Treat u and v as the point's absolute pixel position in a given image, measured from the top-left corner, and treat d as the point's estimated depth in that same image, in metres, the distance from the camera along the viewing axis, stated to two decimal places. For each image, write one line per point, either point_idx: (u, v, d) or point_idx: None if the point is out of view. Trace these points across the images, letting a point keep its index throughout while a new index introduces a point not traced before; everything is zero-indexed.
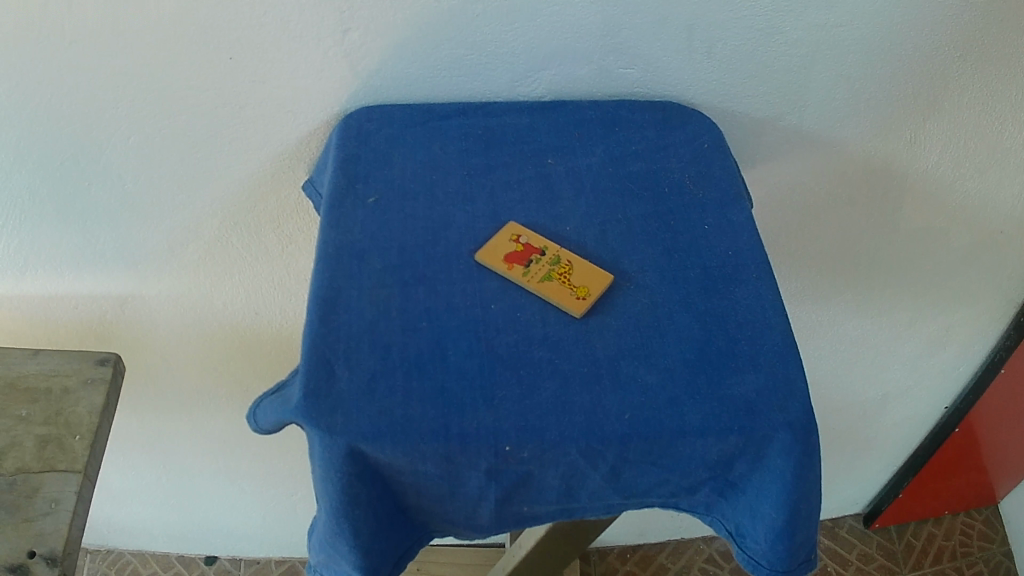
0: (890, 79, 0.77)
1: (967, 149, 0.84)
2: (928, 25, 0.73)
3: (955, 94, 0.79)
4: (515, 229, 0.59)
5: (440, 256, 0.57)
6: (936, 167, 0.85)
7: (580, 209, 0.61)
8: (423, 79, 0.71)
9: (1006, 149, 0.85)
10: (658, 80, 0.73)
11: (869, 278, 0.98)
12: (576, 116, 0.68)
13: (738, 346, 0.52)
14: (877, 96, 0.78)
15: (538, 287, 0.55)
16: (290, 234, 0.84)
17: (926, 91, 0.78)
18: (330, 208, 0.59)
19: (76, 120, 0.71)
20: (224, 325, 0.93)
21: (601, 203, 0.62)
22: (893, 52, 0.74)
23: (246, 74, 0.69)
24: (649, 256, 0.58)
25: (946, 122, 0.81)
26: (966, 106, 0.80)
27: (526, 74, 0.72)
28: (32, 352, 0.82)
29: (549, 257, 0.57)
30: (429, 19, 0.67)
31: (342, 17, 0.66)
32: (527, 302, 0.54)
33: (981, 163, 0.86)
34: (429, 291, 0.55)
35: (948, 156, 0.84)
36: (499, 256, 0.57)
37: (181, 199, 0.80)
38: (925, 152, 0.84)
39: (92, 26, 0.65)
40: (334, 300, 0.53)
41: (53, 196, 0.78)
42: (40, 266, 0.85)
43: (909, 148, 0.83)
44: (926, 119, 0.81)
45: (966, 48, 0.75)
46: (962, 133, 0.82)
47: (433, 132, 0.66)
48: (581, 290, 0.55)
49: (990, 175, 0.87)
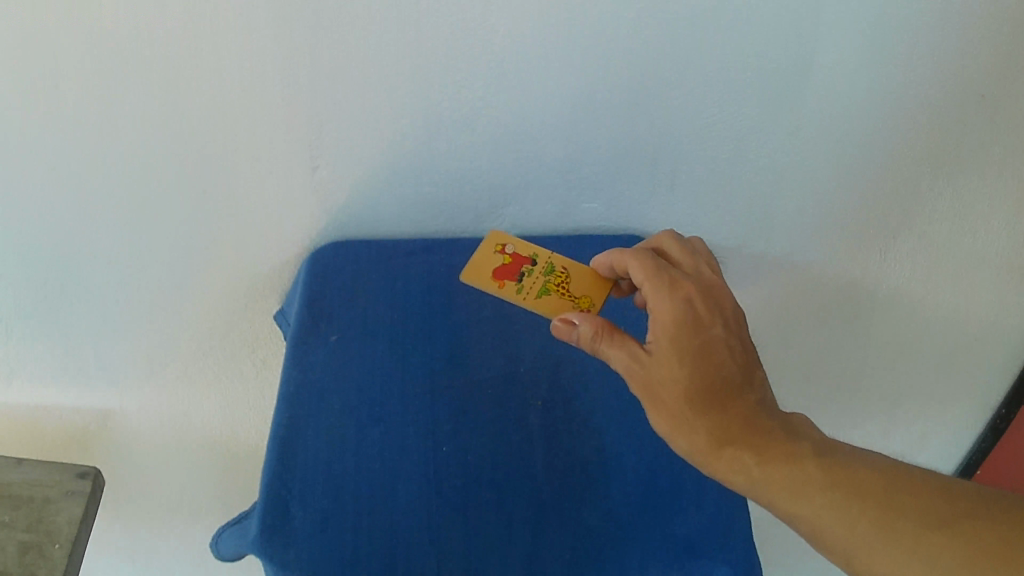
0: (843, 204, 0.80)
1: (911, 276, 0.87)
2: (882, 172, 0.77)
3: (908, 215, 0.81)
4: (501, 238, 0.69)
5: (398, 397, 0.63)
6: (906, 279, 0.87)
7: (537, 352, 0.67)
8: (391, 217, 0.77)
9: (977, 259, 0.86)
10: (609, 212, 0.79)
11: (833, 392, 1.01)
12: (537, 254, 0.74)
13: (662, 479, 0.62)
14: (833, 230, 0.82)
15: (493, 430, 0.62)
16: (265, 360, 0.88)
17: (884, 213, 0.81)
18: (295, 344, 0.65)
19: (53, 251, 0.74)
20: (201, 439, 0.95)
21: (558, 346, 0.68)
22: (847, 179, 0.78)
23: (217, 211, 0.73)
24: (593, 398, 0.66)
25: (912, 238, 0.83)
26: (921, 226, 0.82)
27: (494, 209, 0.77)
28: (16, 462, 0.84)
29: (536, 267, 0.68)
30: (400, 165, 0.71)
31: (309, 158, 0.70)
32: (476, 441, 0.62)
33: (951, 275, 0.87)
34: (387, 430, 0.61)
35: (896, 282, 0.87)
36: (491, 272, 0.67)
37: (161, 327, 0.83)
38: (888, 267, 0.86)
39: (76, 164, 0.67)
40: (292, 439, 0.59)
41: (31, 319, 0.81)
42: (23, 382, 0.87)
43: (879, 261, 0.85)
44: (891, 233, 0.83)
45: (921, 171, 0.77)
46: (929, 246, 0.84)
47: (397, 268, 0.70)
48: (584, 301, 0.66)
49: (938, 304, 0.90)
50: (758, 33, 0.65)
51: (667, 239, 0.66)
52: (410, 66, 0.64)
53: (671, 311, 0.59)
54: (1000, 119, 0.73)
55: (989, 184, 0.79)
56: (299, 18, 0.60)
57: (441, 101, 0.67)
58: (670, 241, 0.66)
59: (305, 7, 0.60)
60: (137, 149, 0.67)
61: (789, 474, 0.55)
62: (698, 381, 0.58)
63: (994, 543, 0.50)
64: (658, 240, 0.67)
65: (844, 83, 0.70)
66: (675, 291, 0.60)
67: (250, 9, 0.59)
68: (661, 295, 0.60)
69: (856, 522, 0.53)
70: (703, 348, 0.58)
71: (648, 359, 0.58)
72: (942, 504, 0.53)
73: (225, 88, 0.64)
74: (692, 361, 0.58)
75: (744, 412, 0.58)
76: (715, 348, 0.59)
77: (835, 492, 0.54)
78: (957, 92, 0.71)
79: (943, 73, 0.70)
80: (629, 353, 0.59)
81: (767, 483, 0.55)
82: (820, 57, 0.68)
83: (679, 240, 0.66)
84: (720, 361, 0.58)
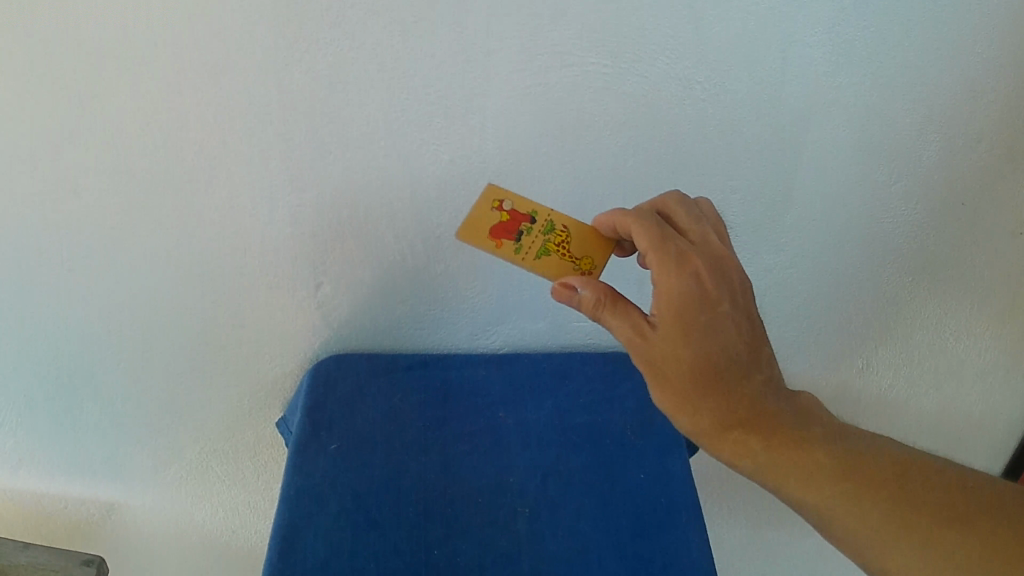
0: (791, 305, 0.94)
1: (865, 367, 1.02)
2: (829, 276, 0.92)
3: (857, 320, 0.97)
4: (500, 195, 0.72)
5: (393, 501, 0.71)
6: (891, 388, 1.04)
7: (524, 460, 0.77)
8: (391, 333, 0.87)
9: (956, 365, 1.02)
10: (586, 330, 0.90)
11: None
12: (520, 368, 0.86)
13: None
14: (785, 334, 0.97)
15: (482, 535, 0.69)
16: (265, 465, 0.95)
17: (849, 324, 0.97)
18: (298, 450, 0.75)
19: (72, 340, 0.81)
20: (200, 538, 1.00)
21: (545, 454, 0.78)
22: (794, 288, 0.92)
23: (227, 316, 0.82)
24: (566, 501, 0.73)
25: (892, 349, 1.00)
26: (879, 331, 0.98)
27: (489, 326, 0.88)
28: (22, 544, 0.86)
29: (534, 225, 0.70)
30: (409, 289, 0.83)
31: (316, 273, 0.80)
32: (465, 545, 0.68)
33: (931, 384, 1.04)
34: (382, 530, 0.69)
35: (845, 373, 1.02)
36: (490, 232, 0.70)
37: (168, 425, 0.90)
38: (863, 368, 1.02)
39: (121, 263, 0.76)
40: (292, 535, 0.67)
41: (43, 409, 0.86)
42: (32, 472, 0.91)
43: (861, 370, 1.02)
44: (870, 343, 0.99)
45: (864, 284, 0.93)
46: (911, 356, 1.01)
47: (399, 382, 0.83)
48: (584, 261, 0.68)
49: (885, 392, 1.05)
50: (720, 159, 0.80)
51: (672, 200, 0.67)
52: (423, 200, 0.76)
53: (676, 286, 0.60)
54: (942, 242, 0.90)
55: (942, 305, 0.96)
56: (320, 149, 0.72)
57: (442, 225, 0.78)
58: (675, 202, 0.67)
59: (341, 153, 0.72)
60: (159, 249, 0.76)
61: (785, 452, 0.61)
62: (701, 362, 0.60)
63: (1002, 526, 0.55)
64: (664, 199, 0.67)
65: (792, 217, 0.86)
66: (682, 268, 0.60)
67: (291, 144, 0.71)
68: (668, 272, 0.60)
69: (868, 512, 0.58)
70: (708, 326, 0.60)
71: (651, 335, 0.60)
72: (933, 488, 0.58)
73: (259, 204, 0.74)
74: (695, 339, 0.60)
75: (749, 393, 0.61)
76: (720, 326, 0.60)
77: (831, 473, 0.59)
78: (885, 219, 0.87)
79: (875, 197, 0.85)
80: (631, 325, 0.61)
81: (774, 468, 0.60)
82: (772, 193, 0.83)
83: (685, 203, 0.66)
84: (724, 340, 0.60)
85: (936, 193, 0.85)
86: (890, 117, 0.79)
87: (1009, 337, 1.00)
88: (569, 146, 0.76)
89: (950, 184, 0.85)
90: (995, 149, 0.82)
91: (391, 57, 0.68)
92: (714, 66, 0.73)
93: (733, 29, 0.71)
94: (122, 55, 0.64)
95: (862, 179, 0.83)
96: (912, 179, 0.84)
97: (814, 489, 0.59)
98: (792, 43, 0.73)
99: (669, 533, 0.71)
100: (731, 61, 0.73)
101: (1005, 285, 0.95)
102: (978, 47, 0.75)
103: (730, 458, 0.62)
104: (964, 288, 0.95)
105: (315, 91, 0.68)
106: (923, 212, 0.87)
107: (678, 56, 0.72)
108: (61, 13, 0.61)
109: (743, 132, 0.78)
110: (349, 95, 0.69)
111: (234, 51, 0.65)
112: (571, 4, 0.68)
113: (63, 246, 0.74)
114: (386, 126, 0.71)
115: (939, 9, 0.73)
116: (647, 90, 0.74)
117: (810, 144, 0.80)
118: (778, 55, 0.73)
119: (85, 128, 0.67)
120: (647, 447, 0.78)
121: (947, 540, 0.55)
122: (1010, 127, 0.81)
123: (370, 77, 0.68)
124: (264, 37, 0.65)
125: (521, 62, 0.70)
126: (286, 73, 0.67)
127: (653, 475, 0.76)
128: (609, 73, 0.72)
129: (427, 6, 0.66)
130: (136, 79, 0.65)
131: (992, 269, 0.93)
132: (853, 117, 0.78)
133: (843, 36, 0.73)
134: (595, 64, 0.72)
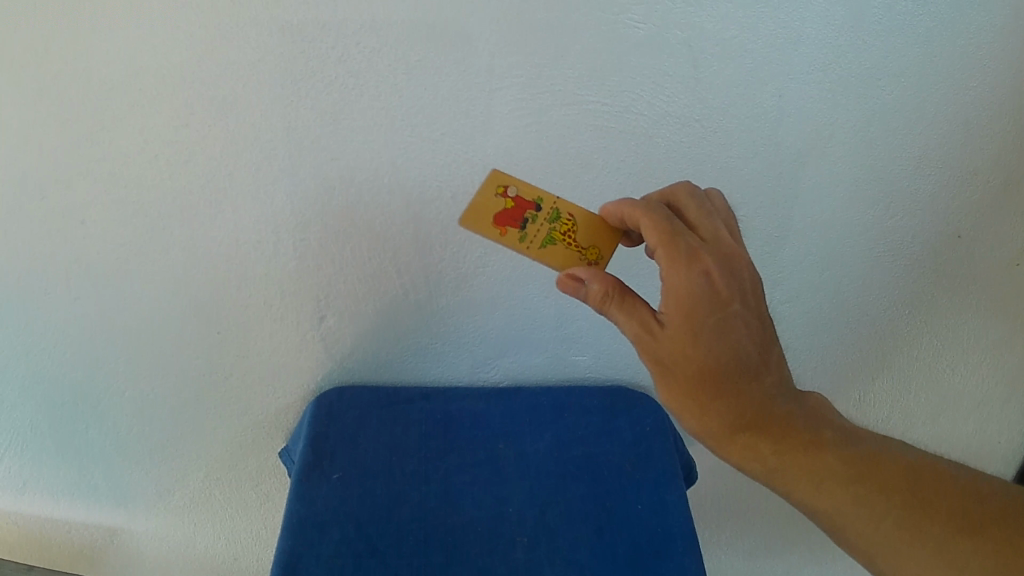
0: (788, 338, 0.95)
1: (862, 400, 1.03)
2: (824, 309, 0.93)
3: (852, 353, 0.98)
4: (504, 179, 0.70)
5: (393, 530, 0.72)
6: (889, 419, 1.05)
7: (523, 491, 0.78)
8: (394, 364, 0.88)
9: (953, 396, 1.03)
10: (585, 363, 0.91)
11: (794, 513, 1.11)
12: (519, 401, 0.87)
13: None
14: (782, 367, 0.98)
15: (480, 564, 0.70)
16: (268, 493, 0.96)
17: (844, 357, 0.98)
18: (300, 480, 0.76)
19: (79, 369, 0.82)
20: (202, 561, 1.01)
21: (544, 485, 0.79)
22: (790, 321, 0.93)
23: (232, 347, 0.83)
24: (563, 531, 0.74)
25: (889, 380, 1.02)
26: (874, 363, 0.99)
27: (489, 360, 0.89)
28: None
29: (540, 213, 0.69)
30: (410, 322, 0.84)
31: (320, 305, 0.81)
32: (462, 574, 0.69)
33: (930, 415, 1.05)
34: (381, 560, 0.69)
35: (842, 406, 1.03)
36: (494, 219, 0.68)
37: (171, 453, 0.91)
38: (859, 400, 1.03)
39: (127, 292, 0.77)
40: (293, 564, 0.67)
41: (49, 435, 0.87)
42: (37, 497, 0.92)
43: (858, 402, 1.03)
44: (868, 373, 1.01)
45: (859, 317, 0.94)
46: (910, 385, 1.02)
47: (400, 414, 0.84)
48: (591, 251, 0.67)
49: (882, 424, 1.06)
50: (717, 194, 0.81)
51: (683, 193, 0.66)
52: (425, 234, 0.78)
53: (686, 285, 0.59)
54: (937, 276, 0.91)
55: (937, 337, 0.97)
56: (326, 186, 0.73)
57: (443, 259, 0.80)
58: (687, 195, 0.65)
59: (345, 188, 0.74)
60: (166, 280, 0.77)
61: (792, 455, 0.61)
62: (711, 362, 0.59)
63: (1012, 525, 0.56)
64: (675, 190, 0.66)
65: (789, 251, 0.87)
66: (693, 266, 0.59)
67: (296, 179, 0.73)
68: (678, 270, 0.59)
69: (882, 516, 0.58)
70: (718, 326, 0.59)
71: (659, 333, 0.60)
72: (944, 497, 0.58)
73: (264, 237, 0.76)
74: (706, 339, 0.59)
75: (758, 396, 0.61)
76: (730, 325, 0.60)
77: (842, 479, 0.59)
78: (882, 252, 0.88)
79: (869, 232, 0.86)
80: (638, 321, 0.61)
81: (784, 472, 0.61)
82: (769, 228, 0.85)
83: (697, 195, 0.65)
84: (735, 339, 0.60)
85: (932, 225, 0.87)
86: (884, 152, 0.80)
87: (1005, 368, 1.01)
88: (569, 182, 0.78)
89: (944, 219, 0.86)
90: (990, 183, 0.84)
91: (395, 95, 0.69)
92: (711, 104, 0.75)
93: (729, 69, 0.73)
94: (132, 92, 0.66)
95: (858, 214, 0.85)
96: (906, 214, 0.85)
97: (822, 494, 0.60)
98: (787, 82, 0.74)
99: (667, 563, 0.71)
100: (727, 100, 0.75)
101: (1003, 315, 0.96)
102: (970, 84, 0.77)
103: (736, 459, 0.62)
104: (959, 320, 0.96)
105: (320, 128, 0.70)
106: (918, 246, 0.88)
107: (676, 94, 0.74)
108: (74, 51, 0.63)
109: (740, 168, 0.80)
110: (353, 132, 0.71)
111: (241, 88, 0.67)
112: (570, 45, 0.70)
113: (72, 276, 0.75)
114: (389, 163, 0.73)
115: (930, 48, 0.74)
116: (646, 128, 0.76)
117: (806, 179, 0.81)
118: (773, 94, 0.75)
119: (96, 163, 0.69)
120: (645, 478, 0.79)
121: (957, 550, 0.55)
122: (1002, 164, 0.83)
123: (374, 114, 0.70)
124: (270, 75, 0.67)
125: (522, 100, 0.72)
126: (292, 110, 0.69)
127: (650, 505, 0.77)
128: (609, 112, 0.74)
129: (430, 47, 0.67)
130: (145, 114, 0.67)
131: (985, 302, 0.94)
132: (847, 154, 0.80)
133: (836, 75, 0.75)
134: (594, 102, 0.73)
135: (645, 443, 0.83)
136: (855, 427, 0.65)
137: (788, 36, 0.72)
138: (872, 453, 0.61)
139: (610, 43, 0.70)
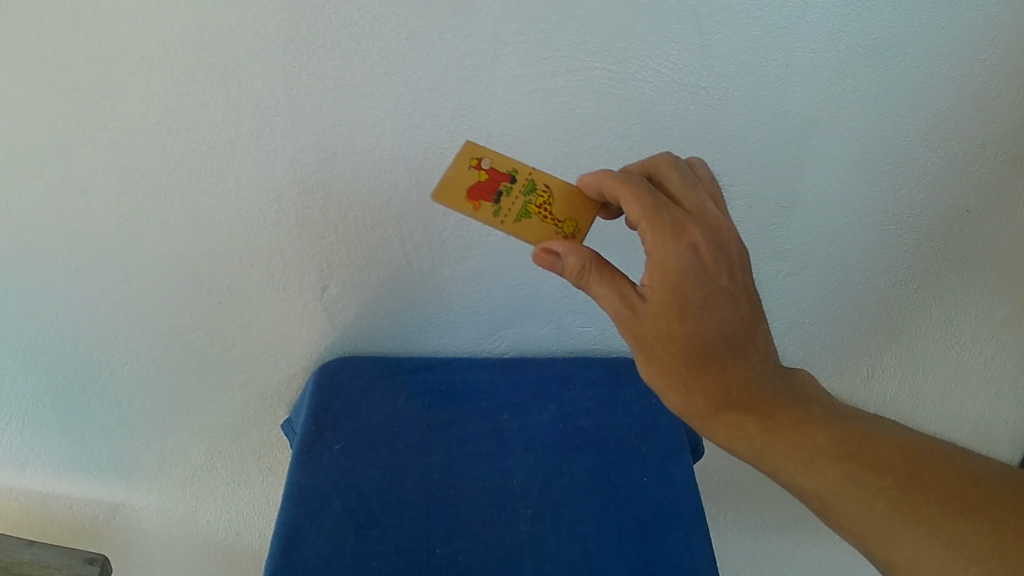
0: (796, 313, 0.94)
1: (869, 376, 1.02)
2: (831, 283, 0.92)
3: (858, 328, 0.97)
4: (476, 151, 0.68)
5: (395, 501, 0.72)
6: (897, 395, 1.04)
7: (528, 463, 0.77)
8: (396, 337, 0.88)
9: (960, 371, 1.02)
10: (590, 333, 0.91)
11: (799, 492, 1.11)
12: (523, 374, 0.86)
13: None
14: (788, 341, 0.97)
15: (482, 536, 0.70)
16: (270, 466, 0.96)
17: (851, 333, 0.97)
18: (302, 452, 0.75)
19: (79, 341, 0.81)
20: (204, 537, 1.01)
21: (548, 457, 0.78)
22: (796, 295, 0.92)
23: (235, 319, 0.82)
24: (568, 502, 0.73)
25: (897, 356, 1.01)
26: (881, 338, 0.98)
27: (493, 331, 0.89)
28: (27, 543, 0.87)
29: (515, 185, 0.68)
30: (414, 293, 0.83)
31: (322, 275, 0.80)
32: (466, 545, 0.69)
33: (939, 391, 1.04)
34: (383, 531, 0.69)
35: (849, 381, 1.03)
36: (466, 194, 0.67)
37: (174, 426, 0.90)
38: (865, 375, 1.02)
39: (127, 263, 0.76)
40: (295, 534, 0.67)
41: (51, 409, 0.86)
42: (38, 473, 0.92)
43: (865, 379, 1.03)
44: (874, 349, 1.00)
45: (867, 291, 0.93)
46: (917, 361, 1.01)
47: (403, 385, 0.83)
48: (568, 225, 0.66)
49: (889, 400, 1.05)
50: (725, 165, 0.80)
51: (665, 164, 0.65)
52: (428, 203, 0.77)
53: (673, 259, 0.58)
54: (946, 249, 0.90)
55: (946, 311, 0.96)
56: (324, 152, 0.72)
57: (447, 228, 0.78)
58: (668, 166, 0.65)
59: (347, 155, 0.73)
60: (167, 251, 0.76)
61: (780, 431, 0.60)
62: (696, 338, 0.58)
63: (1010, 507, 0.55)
64: (656, 162, 0.66)
65: (797, 224, 0.86)
66: (679, 240, 0.58)
67: (297, 146, 0.71)
68: (664, 244, 0.58)
69: (877, 500, 0.56)
70: (706, 300, 0.58)
71: (642, 308, 0.59)
72: (941, 477, 0.57)
73: (265, 206, 0.74)
74: (692, 312, 0.58)
75: (747, 373, 0.60)
76: (718, 301, 0.58)
77: (834, 459, 0.58)
78: (891, 225, 0.87)
79: (878, 204, 0.85)
80: (618, 295, 0.60)
81: (772, 451, 0.60)
82: (777, 200, 0.83)
83: (679, 168, 0.65)
84: (724, 313, 0.59)
85: (941, 199, 0.85)
86: (895, 123, 0.79)
87: (1013, 347, 1.00)
88: (575, 150, 0.76)
89: (954, 193, 0.85)
90: (999, 156, 0.82)
91: (398, 60, 0.68)
92: (717, 73, 0.74)
93: (736, 37, 0.72)
94: (133, 59, 0.64)
95: (865, 187, 0.83)
96: (915, 187, 0.84)
97: (811, 473, 0.58)
98: (795, 51, 0.73)
99: (672, 536, 0.71)
100: (734, 67, 0.73)
101: (1010, 290, 0.94)
102: (980, 55, 0.75)
103: (722, 438, 0.61)
104: (967, 297, 0.95)
105: (322, 95, 0.69)
106: (927, 221, 0.87)
107: (681, 62, 0.73)
108: (72, 18, 0.62)
109: (748, 139, 0.78)
110: (354, 99, 0.70)
111: (241, 55, 0.66)
112: (574, 10, 0.68)
113: (72, 247, 0.74)
114: (390, 130, 0.72)
115: (941, 17, 0.73)
116: (651, 97, 0.74)
117: (815, 151, 0.80)
118: (781, 62, 0.74)
119: (95, 131, 0.68)
120: (649, 449, 0.79)
121: (956, 531, 0.54)
122: (1013, 137, 0.81)
123: (377, 81, 0.69)
124: (273, 40, 0.65)
125: (526, 68, 0.71)
126: (293, 76, 0.67)
127: (654, 476, 0.76)
128: (613, 79, 0.73)
129: (434, 11, 0.66)
130: (145, 81, 0.66)
131: (993, 279, 0.93)
132: (856, 124, 0.78)
133: (845, 44, 0.73)
134: (599, 69, 0.72)
135: (648, 413, 0.82)
136: (846, 404, 0.64)
137: (796, 5, 0.70)
138: (863, 430, 0.60)
139: (617, 10, 0.69)
